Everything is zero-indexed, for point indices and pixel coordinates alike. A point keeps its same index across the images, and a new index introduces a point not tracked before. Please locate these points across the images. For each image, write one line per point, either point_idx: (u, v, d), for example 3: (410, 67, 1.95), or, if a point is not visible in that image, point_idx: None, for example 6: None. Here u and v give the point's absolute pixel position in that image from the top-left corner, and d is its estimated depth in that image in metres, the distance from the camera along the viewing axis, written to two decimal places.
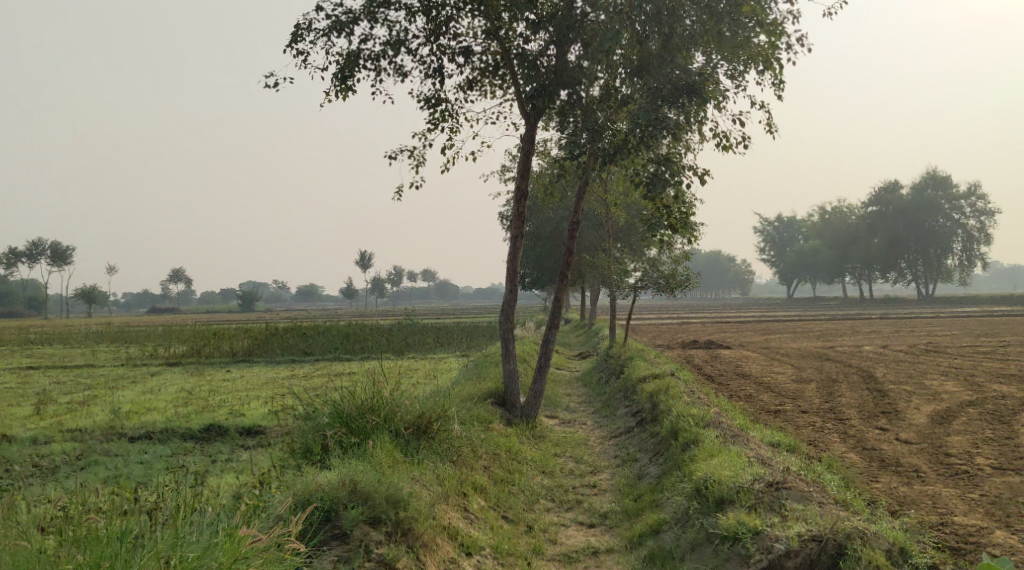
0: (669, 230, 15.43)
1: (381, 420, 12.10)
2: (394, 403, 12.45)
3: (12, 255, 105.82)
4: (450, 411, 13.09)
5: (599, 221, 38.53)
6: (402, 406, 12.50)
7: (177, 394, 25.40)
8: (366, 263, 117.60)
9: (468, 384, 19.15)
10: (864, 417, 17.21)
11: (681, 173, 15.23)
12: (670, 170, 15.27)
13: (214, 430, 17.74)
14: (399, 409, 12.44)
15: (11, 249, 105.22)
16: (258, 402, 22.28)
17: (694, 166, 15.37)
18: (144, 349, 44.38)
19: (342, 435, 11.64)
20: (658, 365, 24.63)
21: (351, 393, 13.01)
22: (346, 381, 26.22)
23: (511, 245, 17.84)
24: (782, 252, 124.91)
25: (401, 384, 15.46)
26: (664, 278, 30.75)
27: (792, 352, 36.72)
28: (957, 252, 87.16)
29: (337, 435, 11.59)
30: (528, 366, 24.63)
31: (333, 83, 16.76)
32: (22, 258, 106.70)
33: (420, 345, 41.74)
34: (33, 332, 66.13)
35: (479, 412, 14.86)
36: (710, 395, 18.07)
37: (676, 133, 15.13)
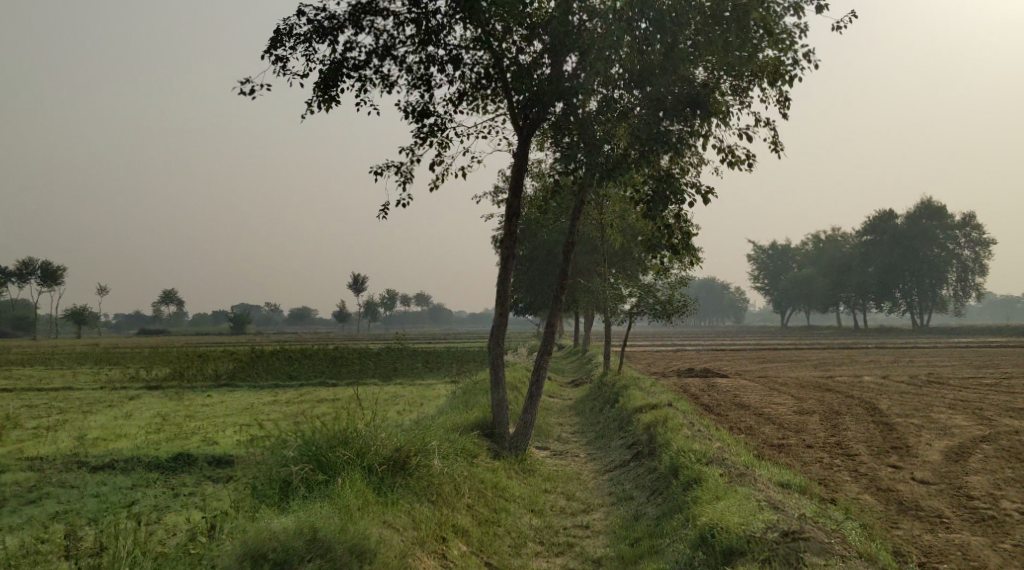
0: (670, 252, 14.49)
1: (353, 454, 11.15)
2: (369, 436, 11.49)
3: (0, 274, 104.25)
4: (431, 445, 12.09)
5: (593, 245, 37.68)
6: (376, 438, 11.55)
7: (149, 419, 24.21)
8: (360, 284, 116.47)
9: (453, 414, 18.09)
10: (875, 453, 16.21)
11: (683, 190, 14.32)
12: (671, 188, 14.40)
13: (182, 459, 16.65)
14: (374, 442, 11.47)
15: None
16: (234, 430, 21.17)
17: (698, 184, 14.45)
18: (125, 372, 43.07)
19: (308, 471, 10.72)
20: (654, 394, 23.61)
21: (324, 424, 12.00)
22: (329, 408, 25.07)
23: (502, 266, 16.87)
24: (776, 280, 124.24)
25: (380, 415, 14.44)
26: (660, 304, 29.85)
27: (790, 382, 35.75)
28: (951, 282, 86.75)
29: (303, 472, 10.65)
30: (519, 394, 23.57)
31: (314, 93, 15.86)
32: (9, 277, 105.22)
33: (409, 370, 40.58)
34: (14, 353, 64.52)
35: (463, 445, 13.82)
36: (710, 428, 17.05)
37: (678, 148, 14.39)
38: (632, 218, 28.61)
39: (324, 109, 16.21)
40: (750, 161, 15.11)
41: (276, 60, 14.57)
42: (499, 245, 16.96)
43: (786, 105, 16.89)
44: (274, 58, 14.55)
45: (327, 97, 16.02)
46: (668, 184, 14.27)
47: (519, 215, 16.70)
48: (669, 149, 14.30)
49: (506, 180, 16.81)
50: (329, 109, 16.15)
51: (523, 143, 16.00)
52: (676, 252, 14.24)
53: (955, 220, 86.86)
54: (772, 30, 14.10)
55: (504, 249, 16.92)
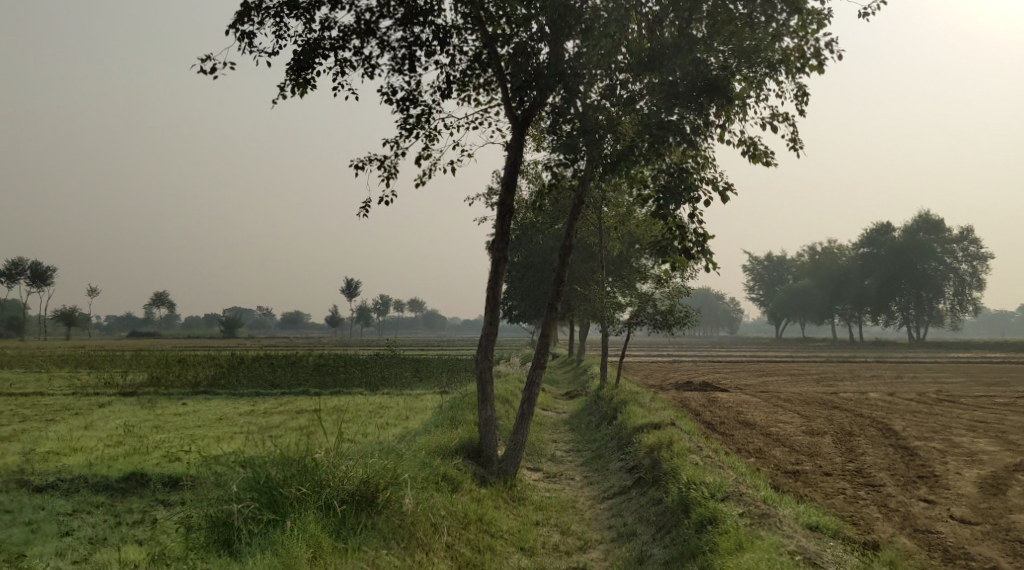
0: (682, 256, 12.85)
1: (309, 489, 9.90)
2: (333, 466, 10.19)
3: None
4: (405, 476, 10.66)
5: (591, 251, 36.24)
6: (340, 469, 10.21)
7: (114, 430, 22.53)
8: (353, 289, 115.05)
9: (437, 433, 16.57)
10: (901, 483, 14.70)
11: (698, 186, 12.72)
12: (684, 183, 12.83)
13: (136, 479, 15.07)
14: (338, 473, 10.16)
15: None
16: (201, 445, 19.58)
17: (715, 179, 12.88)
18: (101, 377, 41.30)
19: (254, 509, 9.58)
20: (655, 411, 22.06)
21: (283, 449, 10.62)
22: (306, 421, 23.46)
23: (492, 270, 15.32)
24: (772, 292, 122.90)
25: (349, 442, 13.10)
26: (662, 314, 28.36)
27: (793, 398, 34.17)
28: (949, 296, 85.25)
29: (248, 508, 9.51)
30: (510, 409, 22.03)
31: (286, 75, 14.31)
32: None
33: (397, 379, 38.97)
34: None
35: (442, 475, 12.34)
36: (719, 452, 15.56)
37: (693, 139, 12.83)
38: (632, 223, 27.10)
39: (297, 95, 14.67)
40: (772, 157, 13.57)
41: (242, 37, 13.01)
42: (490, 248, 15.41)
43: (805, 100, 15.41)
44: (240, 35, 12.99)
45: (302, 82, 14.49)
46: (681, 181, 12.70)
47: (512, 215, 15.12)
48: (682, 140, 12.74)
49: (499, 175, 15.26)
50: (303, 94, 14.61)
51: (519, 134, 14.46)
52: (693, 257, 12.56)
53: (953, 234, 85.59)
54: (799, 8, 12.70)
55: (496, 252, 15.37)
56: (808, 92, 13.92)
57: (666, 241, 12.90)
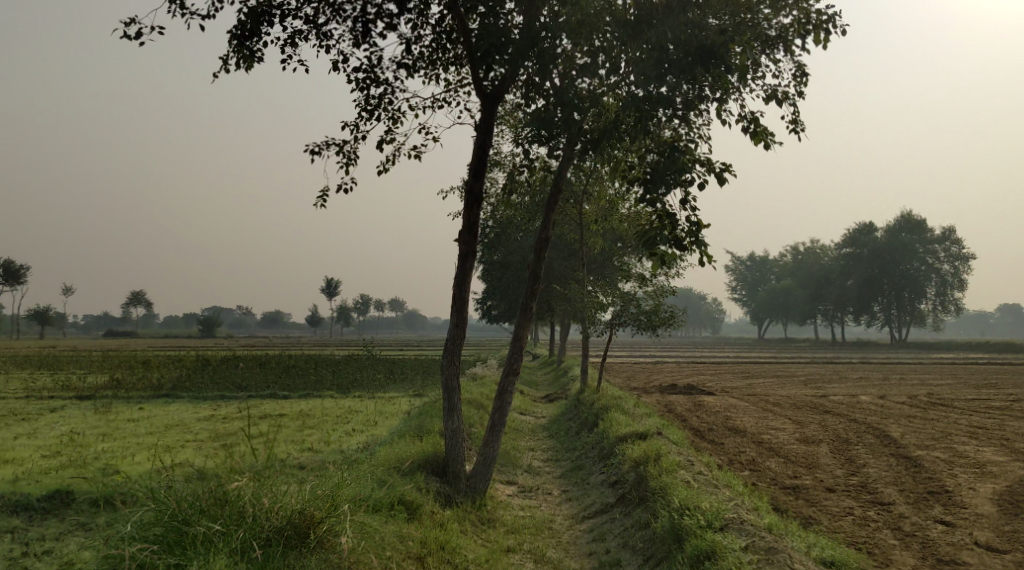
0: (671, 247, 11.34)
1: (224, 527, 9.05)
2: (253, 502, 9.32)
3: None
4: (343, 509, 9.77)
5: (571, 249, 34.83)
6: (264, 503, 9.35)
7: (56, 438, 20.83)
8: (333, 290, 113.06)
9: (400, 445, 15.05)
10: (912, 501, 13.33)
11: (691, 167, 11.18)
12: (675, 165, 11.24)
13: (60, 498, 13.51)
14: (258, 511, 9.28)
15: None
16: (145, 456, 17.96)
17: (710, 160, 11.34)
18: (60, 378, 39.36)
19: (150, 553, 8.66)
20: (639, 417, 20.63)
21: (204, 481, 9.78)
22: (266, 429, 21.84)
23: (460, 264, 13.79)
24: (754, 292, 122.17)
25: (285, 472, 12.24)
26: (646, 315, 27.00)
27: (781, 401, 32.82)
28: (931, 297, 84.38)
29: (143, 553, 8.58)
30: (484, 415, 20.54)
31: (229, 47, 12.71)
32: None
33: (370, 381, 37.35)
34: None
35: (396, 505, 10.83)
36: (710, 466, 14.16)
37: (684, 115, 11.39)
38: (615, 218, 25.69)
39: (242, 70, 13.10)
40: (773, 136, 12.13)
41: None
42: (458, 240, 13.91)
43: (805, 80, 14.03)
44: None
45: (248, 54, 12.90)
46: (672, 161, 11.14)
47: (482, 202, 13.61)
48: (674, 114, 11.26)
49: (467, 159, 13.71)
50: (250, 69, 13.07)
51: (489, 112, 13.01)
52: (685, 247, 11.05)
53: (936, 235, 84.78)
54: None
55: (464, 245, 13.88)
56: (807, 70, 12.61)
57: (655, 229, 11.38)
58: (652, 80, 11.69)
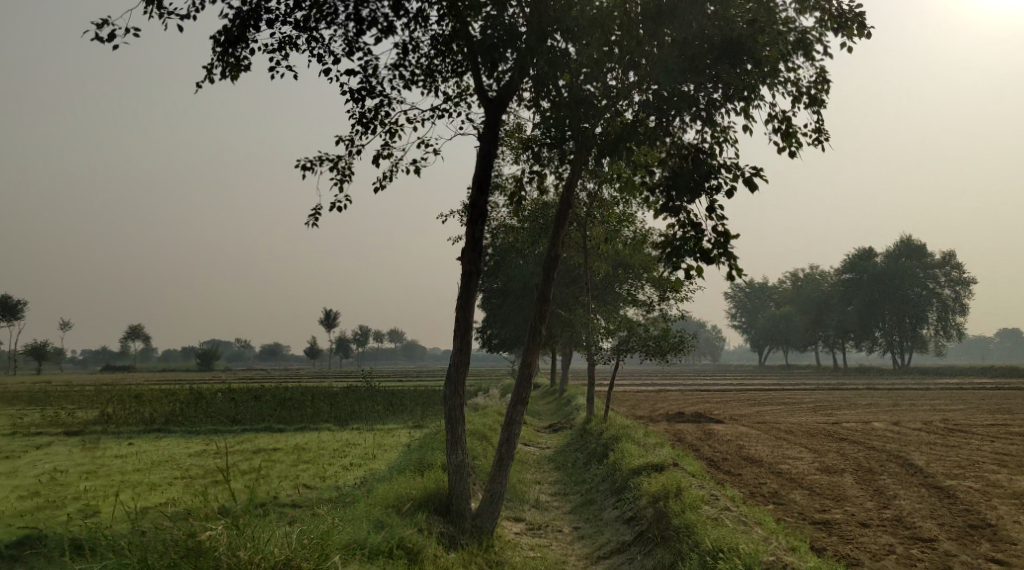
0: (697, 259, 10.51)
1: None
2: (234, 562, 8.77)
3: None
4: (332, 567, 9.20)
5: (574, 274, 34.04)
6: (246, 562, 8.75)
7: (36, 476, 19.71)
8: (331, 321, 112.26)
9: (401, 481, 14.10)
10: (955, 535, 12.39)
11: (718, 173, 10.37)
12: (700, 171, 10.43)
13: (32, 544, 12.49)
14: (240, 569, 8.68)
15: None
16: (128, 496, 16.92)
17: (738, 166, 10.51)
18: (48, 414, 38.10)
19: None
20: (650, 448, 19.69)
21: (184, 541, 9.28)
22: (257, 466, 20.77)
23: (463, 283, 12.87)
24: (754, 319, 121.29)
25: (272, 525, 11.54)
26: (654, 340, 26.05)
27: (792, 429, 31.81)
28: (932, 322, 83.46)
29: None
30: (487, 446, 19.55)
31: (214, 55, 11.94)
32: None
33: (368, 412, 36.27)
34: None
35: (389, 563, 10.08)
36: (734, 500, 13.25)
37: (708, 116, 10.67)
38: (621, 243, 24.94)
39: (230, 80, 12.32)
40: (802, 143, 11.42)
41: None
42: (461, 258, 13.02)
43: (827, 87, 13.31)
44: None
45: (235, 63, 12.13)
46: (697, 165, 10.34)
47: (487, 216, 12.75)
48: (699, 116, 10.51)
49: (471, 170, 12.89)
50: (238, 79, 12.30)
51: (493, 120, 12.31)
52: (713, 260, 10.18)
53: (936, 259, 84.16)
54: None
55: (468, 263, 12.98)
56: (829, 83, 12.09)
57: (680, 241, 10.55)
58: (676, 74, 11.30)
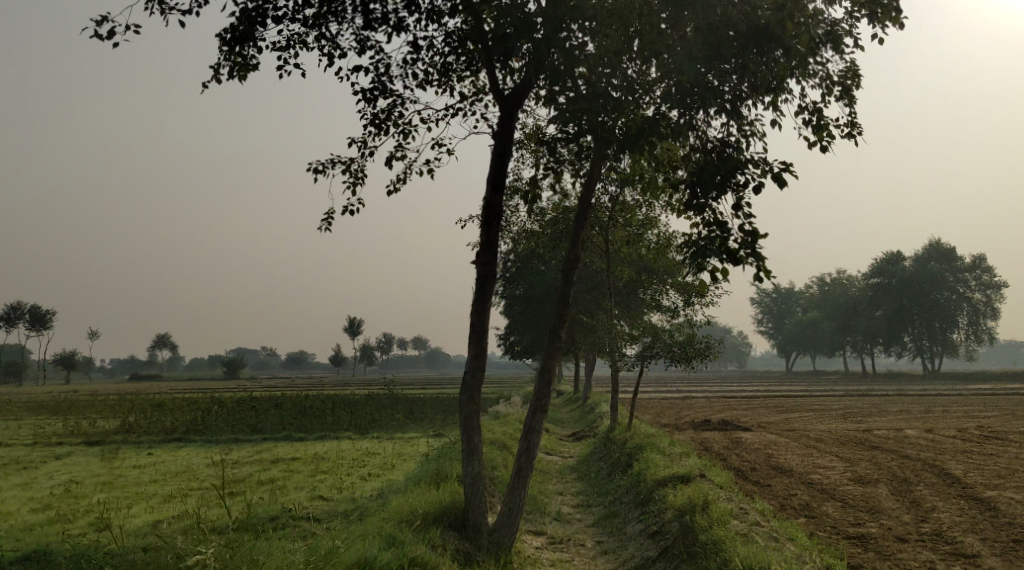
0: (722, 259, 9.94)
1: None
2: None
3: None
4: None
5: (597, 280, 33.52)
6: None
7: (52, 488, 19.50)
8: (354, 329, 112.36)
9: (417, 493, 13.66)
10: (999, 551, 11.75)
11: (745, 168, 9.85)
12: (726, 165, 9.92)
13: (39, 560, 12.20)
14: None
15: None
16: (141, 509, 16.58)
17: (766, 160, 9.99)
18: (70, 423, 38.12)
19: None
20: (675, 457, 19.12)
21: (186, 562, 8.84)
22: (273, 477, 20.42)
23: (479, 287, 12.41)
24: (780, 324, 119.87)
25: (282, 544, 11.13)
26: (680, 346, 25.45)
27: (822, 437, 31.03)
28: (963, 326, 81.85)
29: None
30: (508, 456, 19.08)
31: (221, 53, 11.58)
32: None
33: (389, 421, 35.91)
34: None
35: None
36: (764, 514, 12.68)
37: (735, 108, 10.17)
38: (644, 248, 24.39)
39: (237, 81, 11.93)
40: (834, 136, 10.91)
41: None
42: (476, 262, 12.57)
43: (858, 78, 12.75)
44: None
45: (242, 62, 11.75)
46: (723, 160, 9.82)
47: (502, 216, 12.30)
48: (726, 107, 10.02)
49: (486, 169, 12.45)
50: (246, 79, 11.91)
51: (509, 117, 11.91)
52: (739, 261, 9.60)
53: (965, 263, 82.57)
54: None
55: (483, 267, 12.53)
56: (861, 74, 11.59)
57: (705, 241, 9.99)
58: (698, 65, 10.98)
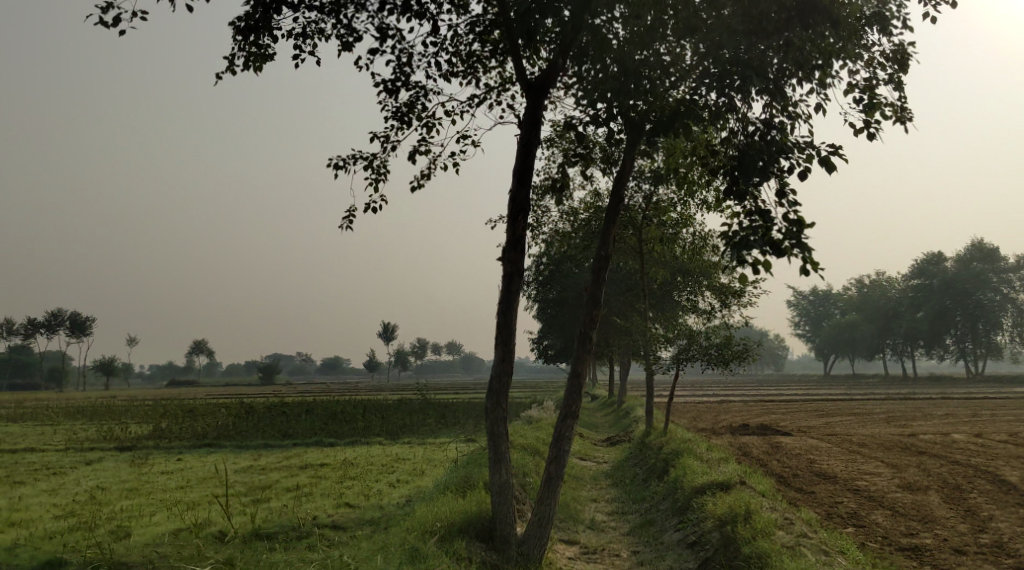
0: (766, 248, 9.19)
1: None
2: None
3: (32, 325, 102.47)
4: None
5: (630, 281, 32.84)
6: None
7: (79, 494, 19.30)
8: (388, 333, 112.61)
9: (445, 501, 13.16)
10: None
11: (791, 151, 9.18)
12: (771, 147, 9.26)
13: None
14: None
15: (31, 319, 101.91)
16: (164, 516, 16.29)
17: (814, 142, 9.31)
18: (104, 428, 38.18)
19: None
20: (714, 463, 18.41)
21: None
22: (300, 484, 20.04)
23: (505, 285, 11.87)
24: (817, 327, 117.80)
25: (303, 559, 10.70)
26: (717, 348, 24.68)
27: (865, 441, 29.99)
28: (1007, 328, 79.58)
29: None
30: (540, 462, 18.51)
31: (236, 43, 11.24)
32: (41, 329, 103.40)
33: (420, 426, 35.48)
34: (30, 405, 61.25)
35: None
36: (811, 524, 11.99)
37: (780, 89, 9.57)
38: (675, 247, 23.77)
39: (253, 72, 11.62)
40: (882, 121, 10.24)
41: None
42: (502, 259, 12.04)
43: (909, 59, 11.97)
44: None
45: (258, 52, 11.39)
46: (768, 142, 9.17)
47: (529, 209, 11.79)
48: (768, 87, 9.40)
49: (512, 160, 11.94)
50: (262, 70, 11.60)
51: (536, 105, 11.44)
52: (785, 249, 8.85)
53: (1010, 263, 80.36)
54: None
55: (509, 264, 11.98)
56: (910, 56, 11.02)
57: (749, 228, 9.28)
58: (737, 45, 10.43)
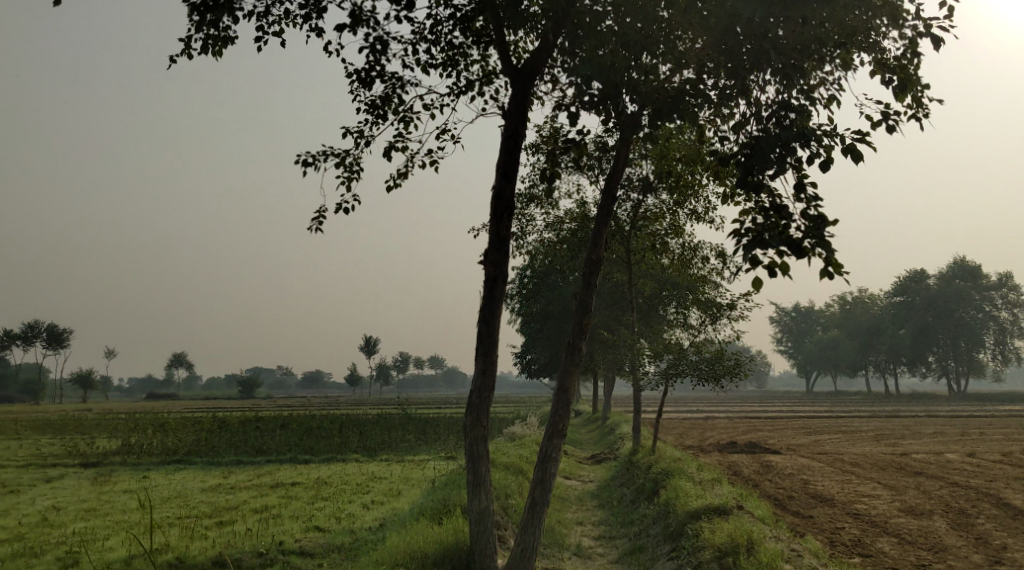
0: (784, 248, 8.31)
1: None
2: None
3: (6, 336, 100.27)
4: None
5: (616, 294, 31.90)
6: None
7: (31, 516, 18.03)
8: (370, 346, 111.22)
9: (420, 528, 12.10)
10: None
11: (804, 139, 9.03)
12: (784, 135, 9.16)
13: None
14: None
15: (5, 331, 99.71)
16: (118, 541, 15.06)
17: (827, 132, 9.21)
18: (70, 443, 36.65)
19: None
20: (707, 485, 17.41)
21: None
22: (268, 506, 18.86)
23: (486, 290, 11.05)
24: (801, 344, 117.27)
25: None
26: (708, 363, 23.71)
27: (857, 460, 29.08)
28: (990, 346, 79.22)
29: None
30: (523, 482, 17.46)
31: (194, 24, 10.37)
32: (15, 341, 101.24)
33: (399, 442, 34.28)
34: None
35: None
36: (819, 558, 10.99)
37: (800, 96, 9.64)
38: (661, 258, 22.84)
39: (213, 56, 10.71)
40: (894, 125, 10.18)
41: None
42: (483, 262, 11.26)
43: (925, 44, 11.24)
44: None
45: (218, 34, 10.51)
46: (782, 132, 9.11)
47: (513, 208, 11.05)
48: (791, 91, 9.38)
49: (496, 154, 11.22)
50: (221, 55, 10.72)
51: (523, 91, 11.04)
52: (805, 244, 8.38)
53: (991, 280, 80.15)
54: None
55: (491, 267, 11.20)
56: (939, 45, 10.61)
57: (766, 226, 8.43)
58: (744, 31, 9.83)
